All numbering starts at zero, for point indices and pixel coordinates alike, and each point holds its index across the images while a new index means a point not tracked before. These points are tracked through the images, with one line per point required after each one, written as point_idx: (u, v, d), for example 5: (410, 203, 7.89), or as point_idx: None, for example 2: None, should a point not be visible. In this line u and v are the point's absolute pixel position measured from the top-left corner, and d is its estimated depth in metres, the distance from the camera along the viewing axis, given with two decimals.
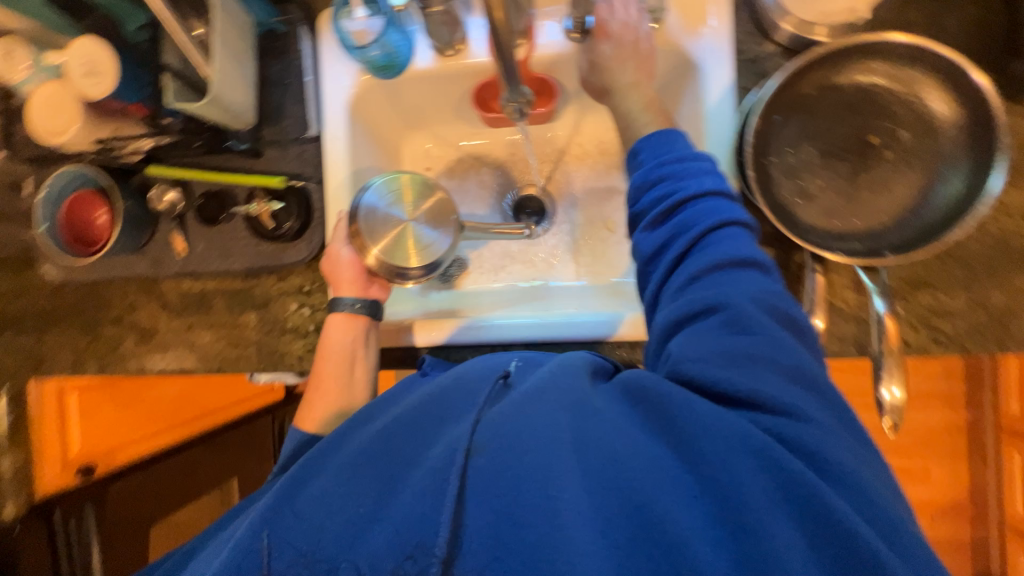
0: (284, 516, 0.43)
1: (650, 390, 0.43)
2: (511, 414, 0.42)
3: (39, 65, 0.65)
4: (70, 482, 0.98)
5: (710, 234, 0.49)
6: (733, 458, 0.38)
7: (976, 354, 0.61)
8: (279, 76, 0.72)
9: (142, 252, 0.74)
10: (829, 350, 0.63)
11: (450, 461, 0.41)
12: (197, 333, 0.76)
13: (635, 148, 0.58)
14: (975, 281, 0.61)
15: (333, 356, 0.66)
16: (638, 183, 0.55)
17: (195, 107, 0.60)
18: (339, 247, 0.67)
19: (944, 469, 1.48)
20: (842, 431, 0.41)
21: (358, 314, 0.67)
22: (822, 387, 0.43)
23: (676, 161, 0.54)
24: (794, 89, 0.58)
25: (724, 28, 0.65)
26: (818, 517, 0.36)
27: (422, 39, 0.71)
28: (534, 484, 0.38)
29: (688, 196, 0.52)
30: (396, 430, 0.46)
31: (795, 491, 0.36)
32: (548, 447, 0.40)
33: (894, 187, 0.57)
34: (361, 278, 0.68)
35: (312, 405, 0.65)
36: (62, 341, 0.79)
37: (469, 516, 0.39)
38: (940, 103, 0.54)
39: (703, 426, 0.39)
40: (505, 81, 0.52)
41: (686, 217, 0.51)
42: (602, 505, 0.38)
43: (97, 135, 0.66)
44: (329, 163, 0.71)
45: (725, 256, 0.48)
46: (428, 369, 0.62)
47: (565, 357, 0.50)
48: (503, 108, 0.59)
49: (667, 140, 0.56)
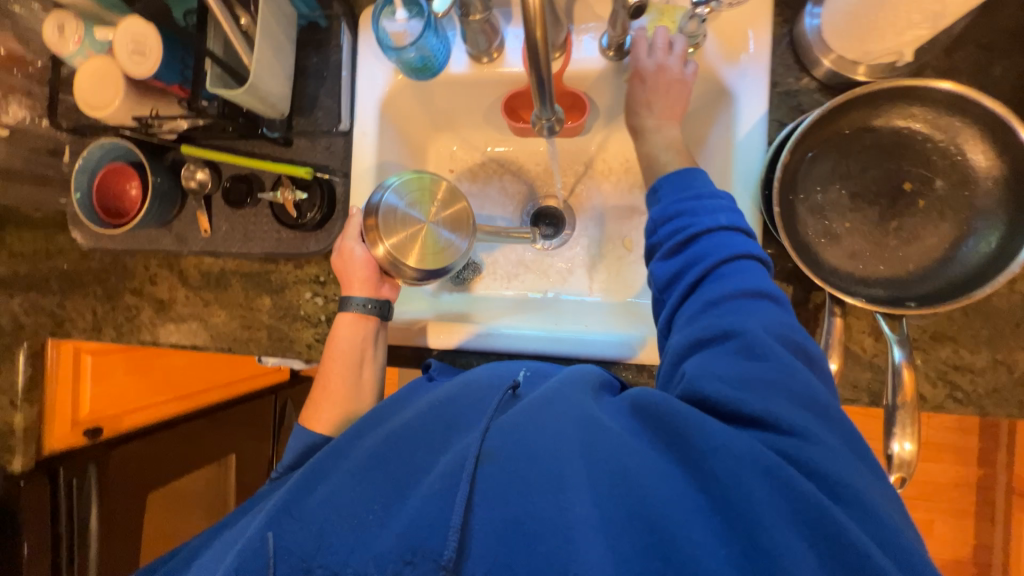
0: (291, 519, 0.46)
1: (659, 405, 0.43)
2: (518, 426, 0.45)
3: (90, 39, 0.66)
4: (77, 442, 0.98)
5: (722, 267, 0.51)
6: (746, 477, 0.38)
7: (994, 415, 0.59)
8: (316, 69, 0.74)
9: (168, 227, 0.76)
10: (840, 395, 0.62)
11: (461, 467, 0.43)
12: (212, 312, 0.78)
13: (656, 185, 0.60)
14: (1001, 339, 0.59)
15: (341, 354, 0.67)
16: (656, 218, 0.58)
17: (235, 96, 0.61)
18: (352, 245, 0.68)
19: (949, 525, 1.43)
20: (855, 456, 0.41)
21: (367, 314, 0.68)
22: (835, 416, 0.43)
23: (692, 199, 0.56)
24: (829, 128, 0.57)
25: (763, 58, 0.64)
26: (836, 543, 0.36)
27: (458, 44, 0.72)
28: (542, 496, 0.40)
29: (702, 231, 0.53)
30: (408, 431, 0.49)
31: (811, 517, 0.37)
32: (555, 462, 0.42)
33: (924, 236, 0.55)
34: (374, 277, 0.69)
35: (318, 405, 0.66)
36: (84, 306, 0.82)
37: (479, 523, 0.41)
38: (979, 155, 0.53)
39: (713, 445, 0.40)
40: (536, 98, 0.52)
41: (700, 251, 0.53)
42: (613, 518, 0.39)
43: (135, 113, 0.67)
44: (356, 158, 0.72)
45: (739, 287, 0.49)
46: (434, 375, 0.64)
47: (573, 371, 0.52)
48: (534, 125, 0.58)
49: (686, 179, 0.58)
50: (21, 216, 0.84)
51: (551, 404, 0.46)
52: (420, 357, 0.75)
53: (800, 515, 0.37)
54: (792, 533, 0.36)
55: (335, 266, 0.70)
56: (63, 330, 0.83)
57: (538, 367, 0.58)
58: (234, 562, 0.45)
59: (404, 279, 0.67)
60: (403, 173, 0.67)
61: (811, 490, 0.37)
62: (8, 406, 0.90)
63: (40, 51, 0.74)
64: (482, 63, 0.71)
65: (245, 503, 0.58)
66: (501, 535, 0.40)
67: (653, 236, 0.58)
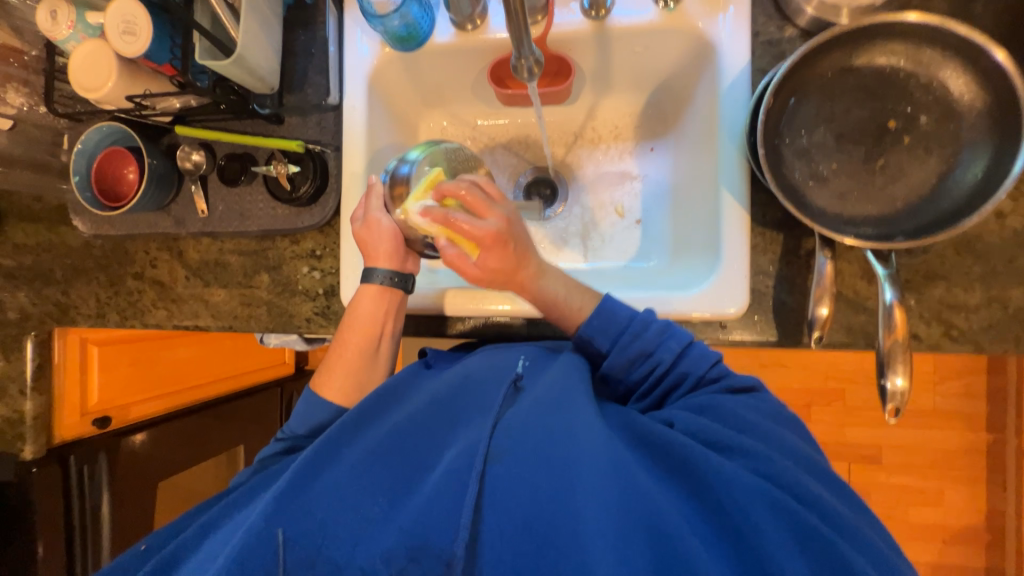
0: (294, 508, 0.48)
1: (666, 438, 0.49)
2: (524, 430, 0.49)
3: (83, 23, 0.68)
4: (86, 431, 1.01)
5: (681, 360, 0.57)
6: (750, 503, 0.43)
7: (991, 352, 0.59)
8: (304, 46, 0.74)
9: (166, 210, 0.77)
10: (835, 340, 0.62)
11: (470, 466, 0.48)
12: (212, 292, 0.79)
13: (584, 335, 0.60)
14: (994, 276, 0.59)
15: (361, 325, 0.68)
16: (618, 364, 0.59)
17: (221, 66, 0.62)
18: (377, 215, 0.68)
19: (959, 493, 1.42)
20: (826, 489, 0.48)
21: (391, 288, 0.68)
22: (811, 461, 0.50)
23: (631, 336, 0.58)
24: (811, 70, 0.57)
25: (744, 12, 0.65)
26: (827, 556, 0.41)
27: (443, 15, 0.73)
28: (556, 504, 0.45)
29: (668, 365, 0.57)
30: (414, 425, 0.53)
31: (812, 543, 0.41)
32: (562, 467, 0.47)
33: (911, 172, 0.55)
34: (399, 251, 0.69)
35: (331, 373, 0.67)
36: (88, 293, 0.83)
37: (487, 523, 0.46)
38: (959, 85, 0.53)
39: (722, 477, 0.45)
40: (514, 39, 0.52)
41: (682, 370, 0.57)
42: (623, 525, 0.43)
43: (130, 93, 0.69)
44: (347, 132, 0.73)
45: (697, 374, 0.57)
46: (431, 361, 0.66)
47: (565, 365, 0.57)
48: (515, 68, 0.58)
49: (608, 317, 0.59)
50: (22, 209, 0.85)
51: (552, 409, 0.51)
52: (417, 327, 0.76)
53: (777, 514, 0.43)
54: (774, 529, 0.42)
55: (359, 236, 0.68)
56: (68, 318, 0.84)
57: (532, 353, 0.61)
58: (236, 552, 0.46)
59: (424, 250, 0.71)
60: (420, 147, 0.67)
61: (810, 520, 0.42)
62: (15, 394, 0.88)
63: (35, 41, 0.76)
64: (466, 31, 0.72)
65: (250, 484, 0.58)
66: (514, 535, 0.45)
67: (620, 377, 0.60)
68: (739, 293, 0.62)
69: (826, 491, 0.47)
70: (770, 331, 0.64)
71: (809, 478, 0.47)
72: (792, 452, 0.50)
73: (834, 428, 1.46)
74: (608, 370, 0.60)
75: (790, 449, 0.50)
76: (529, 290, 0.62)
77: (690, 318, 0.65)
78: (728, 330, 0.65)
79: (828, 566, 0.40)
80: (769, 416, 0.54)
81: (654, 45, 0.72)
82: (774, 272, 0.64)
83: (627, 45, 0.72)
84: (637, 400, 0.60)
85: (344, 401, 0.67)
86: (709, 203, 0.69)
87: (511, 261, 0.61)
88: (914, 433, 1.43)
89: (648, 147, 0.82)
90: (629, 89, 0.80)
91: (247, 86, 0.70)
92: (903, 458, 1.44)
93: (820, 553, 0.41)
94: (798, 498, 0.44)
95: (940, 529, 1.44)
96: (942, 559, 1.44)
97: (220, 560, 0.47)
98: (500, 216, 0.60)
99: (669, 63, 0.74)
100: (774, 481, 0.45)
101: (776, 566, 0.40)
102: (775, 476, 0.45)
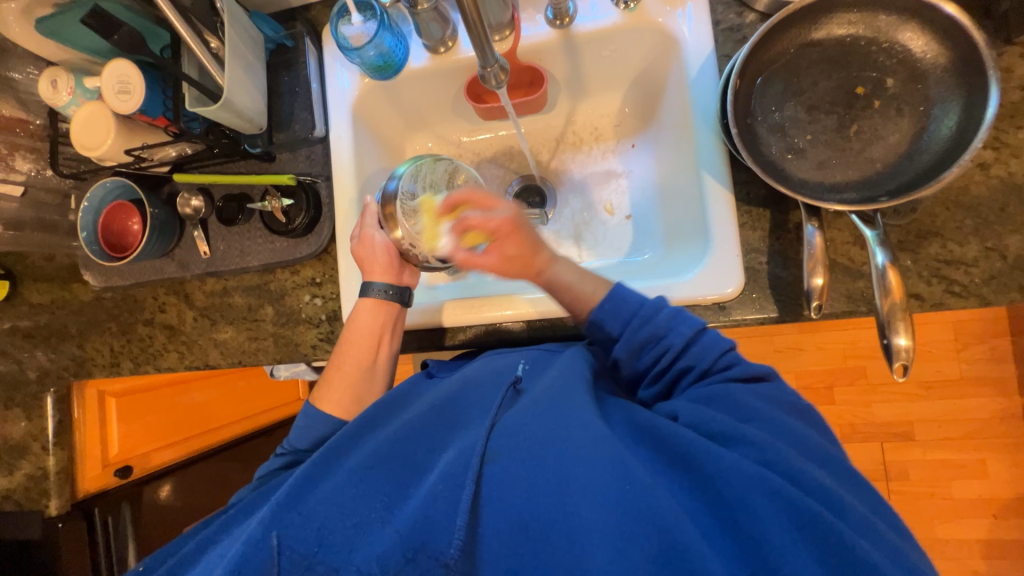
0: (291, 516, 0.48)
1: (662, 430, 0.49)
2: (522, 427, 0.50)
3: (81, 89, 0.72)
4: (109, 482, 1.04)
5: (691, 345, 0.56)
6: (751, 494, 0.42)
7: (996, 303, 0.58)
8: (289, 86, 0.78)
9: (170, 255, 0.80)
10: (837, 308, 0.61)
11: (467, 465, 0.48)
12: (219, 330, 0.81)
13: (596, 318, 0.60)
14: (987, 227, 0.58)
15: (361, 339, 0.69)
16: (629, 348, 0.58)
17: (209, 111, 0.66)
18: (371, 232, 0.70)
19: (1002, 462, 1.36)
20: (836, 479, 0.46)
21: (388, 300, 0.70)
22: (825, 451, 0.48)
23: (643, 318, 0.58)
24: (773, 49, 0.59)
25: (703, 3, 0.67)
26: (838, 551, 0.39)
27: (415, 41, 0.76)
28: (553, 500, 0.44)
29: (679, 348, 0.56)
30: (412, 435, 0.53)
31: (817, 533, 0.40)
32: (560, 464, 0.46)
33: (885, 134, 0.56)
34: (394, 264, 0.71)
35: (330, 386, 0.69)
36: (102, 343, 0.86)
37: (485, 523, 0.45)
38: (919, 45, 0.54)
39: (721, 468, 0.44)
40: (475, 48, 0.54)
41: (689, 358, 0.56)
42: (620, 519, 0.42)
43: (129, 146, 0.72)
44: (335, 161, 0.76)
45: (707, 362, 0.55)
46: (433, 371, 0.69)
47: (564, 364, 0.59)
48: (482, 79, 0.60)
49: (619, 300, 0.59)
50: (35, 269, 0.89)
51: (552, 409, 0.51)
52: (421, 343, 0.76)
53: (779, 505, 0.41)
54: (776, 519, 0.41)
55: (355, 253, 0.71)
56: (84, 370, 0.86)
57: (533, 356, 0.64)
58: (235, 559, 0.46)
59: (421, 263, 0.73)
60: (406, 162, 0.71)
61: (815, 508, 0.40)
62: (39, 450, 0.89)
63: (39, 111, 0.81)
64: (440, 53, 0.75)
65: (246, 500, 0.58)
66: (511, 534, 0.44)
67: (631, 363, 0.59)
68: (733, 271, 0.63)
69: (832, 480, 0.46)
70: (770, 307, 0.63)
71: (814, 467, 0.45)
72: (805, 442, 0.48)
73: (860, 407, 1.42)
74: (618, 356, 0.59)
75: (794, 437, 0.48)
76: (545, 276, 0.65)
77: (693, 303, 0.64)
78: (729, 311, 0.64)
79: (836, 557, 0.39)
80: (780, 403, 0.52)
81: (620, 46, 0.74)
82: (766, 248, 0.64)
83: (595, 48, 0.74)
84: (646, 386, 0.60)
85: (344, 414, 0.68)
86: (693, 188, 0.70)
87: (526, 248, 0.65)
88: (944, 404, 1.39)
89: (629, 143, 0.83)
90: (604, 89, 0.83)
91: (237, 128, 0.73)
92: (937, 431, 1.39)
93: (821, 543, 0.39)
94: (803, 490, 0.43)
95: (987, 503, 1.37)
96: (996, 534, 1.37)
97: (218, 569, 0.47)
98: (507, 207, 0.67)
99: (638, 60, 0.76)
100: (777, 471, 0.44)
101: (777, 557, 0.39)
102: (779, 464, 0.44)
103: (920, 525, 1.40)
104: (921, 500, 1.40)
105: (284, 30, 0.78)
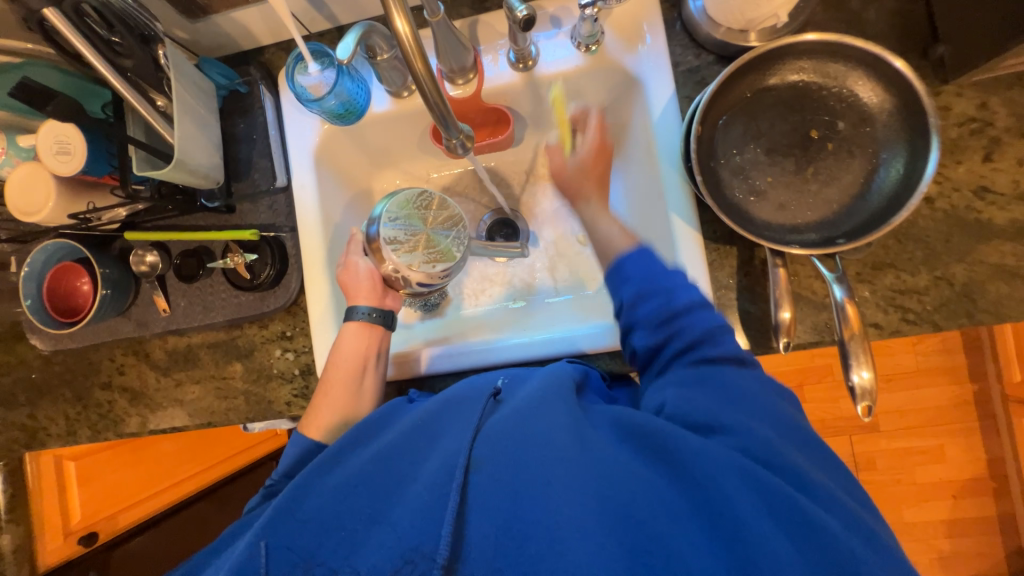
0: (280, 531, 0.49)
1: (639, 422, 0.49)
2: (505, 433, 0.49)
3: (14, 148, 0.67)
4: (73, 551, 1.06)
5: (687, 311, 0.56)
6: (728, 481, 0.43)
7: (947, 329, 0.61)
8: (245, 133, 0.75)
9: (127, 314, 0.76)
10: (804, 339, 0.64)
11: (450, 476, 0.47)
12: (185, 390, 0.77)
13: (618, 263, 0.61)
14: (935, 257, 0.62)
15: (345, 364, 0.67)
16: (635, 295, 0.58)
17: (160, 173, 0.62)
18: (356, 259, 0.71)
19: (958, 446, 1.46)
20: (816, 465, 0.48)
21: (372, 323, 0.69)
22: (803, 435, 0.49)
23: (656, 278, 0.58)
24: (734, 93, 0.60)
25: (662, 41, 0.68)
26: (814, 534, 0.40)
27: (376, 85, 0.74)
28: (535, 500, 0.44)
29: (677, 308, 0.56)
30: (395, 453, 0.52)
31: (793, 519, 0.41)
32: (542, 465, 0.46)
33: (839, 176, 0.59)
34: (377, 287, 0.71)
35: (318, 412, 0.66)
36: (55, 411, 0.80)
37: (471, 528, 0.45)
38: (869, 92, 0.57)
39: (700, 457, 0.45)
40: (437, 122, 0.53)
41: (681, 324, 0.55)
42: (603, 514, 0.42)
43: (72, 210, 0.68)
44: (300, 211, 0.74)
45: (704, 344, 0.54)
46: (416, 397, 0.66)
47: (549, 374, 0.57)
48: (446, 148, 0.58)
49: (645, 259, 0.60)
50: None
51: (534, 412, 0.50)
52: (401, 391, 0.75)
53: (755, 490, 0.42)
54: (753, 506, 0.41)
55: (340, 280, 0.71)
56: (36, 441, 0.80)
57: (511, 372, 0.62)
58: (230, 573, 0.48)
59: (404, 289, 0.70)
60: (382, 200, 0.67)
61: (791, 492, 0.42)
62: None
63: None
64: (403, 97, 0.74)
65: (228, 532, 0.56)
66: (497, 537, 0.43)
67: (632, 315, 0.58)
68: None
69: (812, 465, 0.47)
70: (742, 341, 0.65)
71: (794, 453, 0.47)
72: (791, 431, 0.49)
73: (829, 403, 1.48)
74: (619, 301, 0.59)
75: (784, 422, 0.50)
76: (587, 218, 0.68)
77: None
78: None
79: (813, 541, 0.40)
80: (764, 387, 0.53)
81: (583, 85, 0.74)
82: (734, 284, 0.66)
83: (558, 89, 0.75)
84: (639, 337, 0.57)
85: None
86: (660, 224, 0.71)
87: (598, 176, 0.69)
88: (905, 396, 1.47)
89: None
90: None
91: (190, 184, 0.68)
92: (899, 420, 1.47)
93: (800, 528, 0.40)
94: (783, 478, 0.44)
95: (948, 485, 1.46)
96: (956, 514, 1.46)
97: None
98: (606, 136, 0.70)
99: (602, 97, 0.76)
100: (755, 457, 0.45)
101: (758, 544, 0.40)
102: (755, 452, 0.45)
103: (887, 510, 1.48)
104: (888, 487, 1.48)
105: (238, 77, 0.75)
